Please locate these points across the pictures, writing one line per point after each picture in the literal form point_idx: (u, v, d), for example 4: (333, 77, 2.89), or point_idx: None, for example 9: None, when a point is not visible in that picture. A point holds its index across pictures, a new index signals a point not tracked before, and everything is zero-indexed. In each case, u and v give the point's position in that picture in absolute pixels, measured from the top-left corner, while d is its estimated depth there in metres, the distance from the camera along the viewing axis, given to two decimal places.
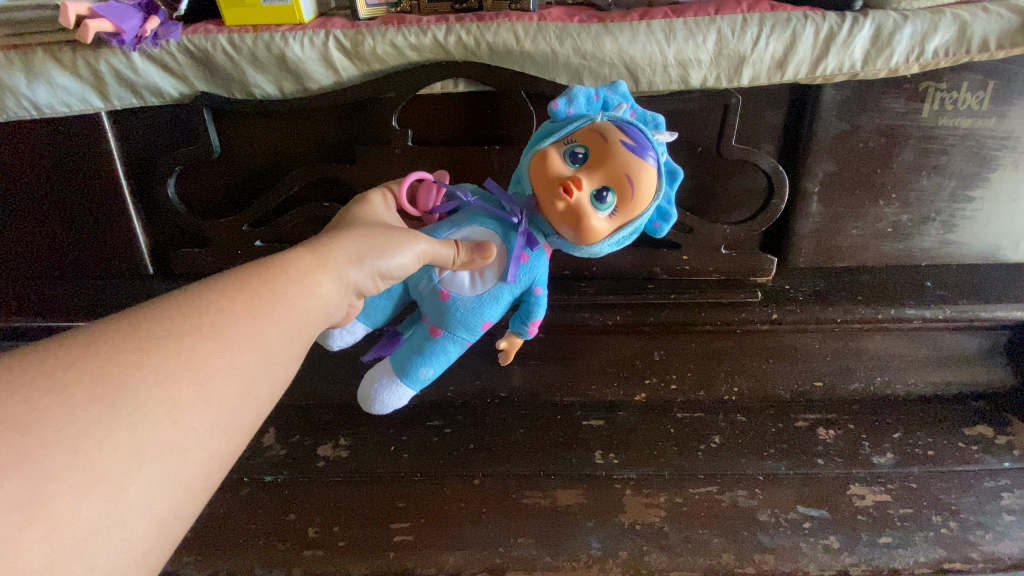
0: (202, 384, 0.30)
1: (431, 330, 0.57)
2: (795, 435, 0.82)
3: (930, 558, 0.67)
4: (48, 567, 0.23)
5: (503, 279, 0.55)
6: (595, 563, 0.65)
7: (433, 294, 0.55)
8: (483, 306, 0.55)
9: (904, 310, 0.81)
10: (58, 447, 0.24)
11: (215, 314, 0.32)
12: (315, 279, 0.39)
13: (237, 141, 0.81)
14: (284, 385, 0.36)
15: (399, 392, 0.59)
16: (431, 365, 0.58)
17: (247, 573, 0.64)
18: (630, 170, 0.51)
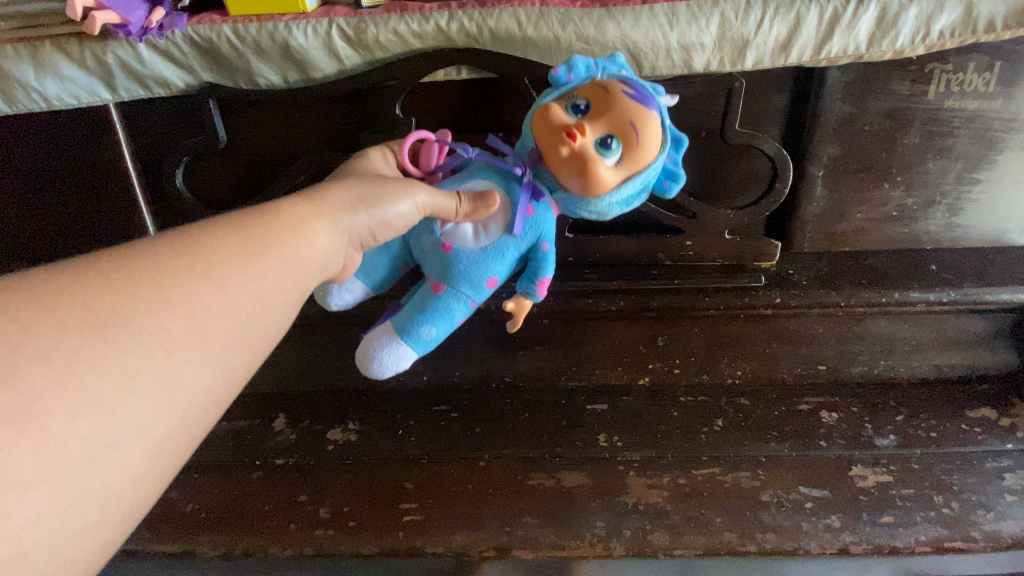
0: (196, 319, 0.33)
1: (433, 287, 0.58)
2: (798, 418, 0.83)
3: (931, 537, 0.68)
4: (45, 474, 0.27)
5: (509, 232, 0.56)
6: (599, 542, 0.66)
7: (435, 248, 0.56)
8: (486, 260, 0.56)
9: (908, 293, 0.81)
10: (50, 366, 0.27)
11: (211, 254, 0.35)
12: (311, 226, 0.41)
13: (244, 131, 0.82)
14: (279, 328, 0.39)
15: (399, 353, 0.58)
16: (432, 322, 0.57)
17: (262, 552, 0.66)
18: (633, 117, 0.52)
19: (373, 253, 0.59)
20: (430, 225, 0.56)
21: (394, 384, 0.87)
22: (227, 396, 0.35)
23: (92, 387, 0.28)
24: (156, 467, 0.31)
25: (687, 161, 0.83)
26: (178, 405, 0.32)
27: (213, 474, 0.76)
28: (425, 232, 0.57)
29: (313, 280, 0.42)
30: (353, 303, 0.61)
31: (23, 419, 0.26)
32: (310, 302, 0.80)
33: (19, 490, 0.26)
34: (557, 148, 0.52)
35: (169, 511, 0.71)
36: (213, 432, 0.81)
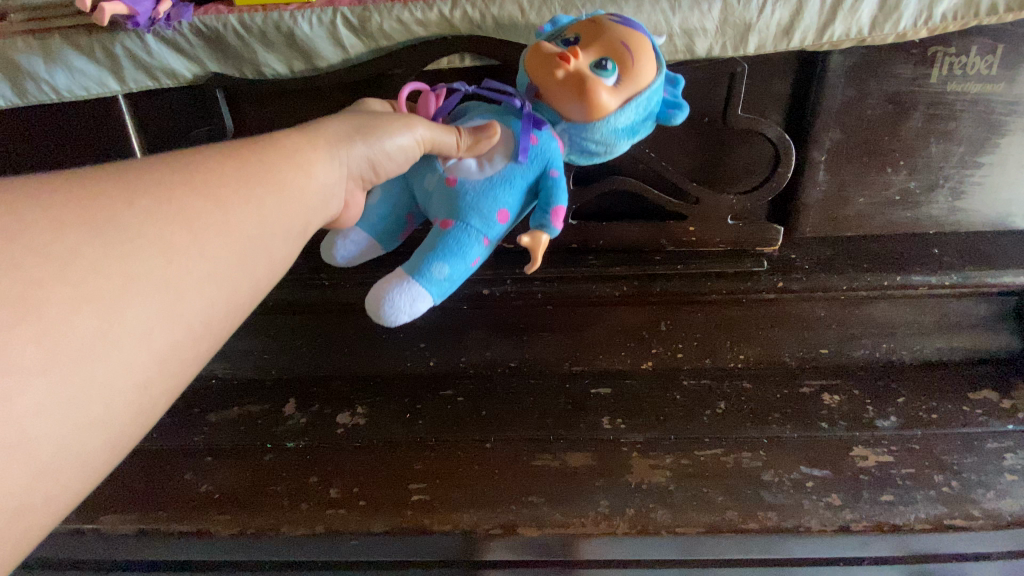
0: (198, 232, 0.36)
1: (441, 226, 0.53)
2: (800, 400, 0.84)
3: (932, 514, 0.68)
4: (57, 359, 0.29)
5: (514, 159, 0.53)
6: (603, 520, 0.67)
7: (440, 184, 0.53)
8: (494, 191, 0.52)
9: (910, 276, 0.81)
10: (52, 259, 0.30)
11: (209, 176, 0.38)
12: (307, 159, 0.44)
13: (252, 120, 0.83)
14: (279, 257, 0.42)
15: (410, 293, 0.50)
16: (443, 259, 0.51)
17: (272, 530, 0.68)
18: (625, 38, 0.51)
19: (376, 198, 0.58)
20: (432, 163, 0.54)
21: (402, 370, 0.90)
22: (228, 313, 0.38)
23: (97, 285, 0.31)
24: (160, 371, 0.34)
25: (690, 146, 0.84)
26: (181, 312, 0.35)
27: (226, 456, 0.78)
28: (428, 171, 0.55)
29: (313, 213, 0.45)
30: (360, 253, 0.60)
31: (29, 307, 0.28)
32: (318, 290, 0.82)
33: (30, 370, 0.28)
34: (552, 73, 0.51)
35: (183, 493, 0.73)
36: (227, 417, 0.84)
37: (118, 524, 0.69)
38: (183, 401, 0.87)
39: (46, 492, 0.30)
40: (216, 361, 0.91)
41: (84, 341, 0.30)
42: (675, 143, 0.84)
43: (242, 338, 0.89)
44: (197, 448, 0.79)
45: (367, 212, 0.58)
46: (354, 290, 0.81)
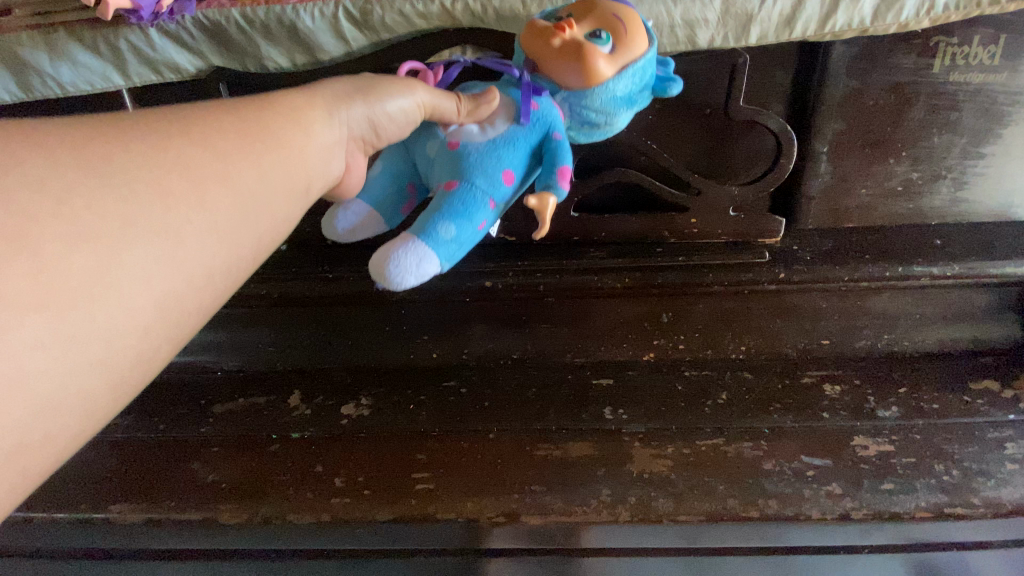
0: (196, 183, 0.33)
1: (447, 188, 0.50)
2: (801, 390, 0.84)
3: (931, 503, 0.68)
4: (44, 298, 0.27)
5: (516, 121, 0.52)
6: (605, 508, 0.68)
7: (443, 148, 0.52)
8: (498, 152, 0.51)
9: (912, 267, 0.81)
10: (44, 196, 0.28)
11: (206, 127, 0.35)
12: (309, 117, 0.41)
13: None
14: (281, 217, 0.39)
15: (419, 253, 0.46)
16: (452, 217, 0.48)
17: (279, 518, 0.69)
18: (618, 10, 0.51)
19: (377, 172, 0.57)
20: (432, 130, 0.53)
21: (405, 361, 0.90)
22: (232, 267, 0.36)
23: (91, 226, 0.29)
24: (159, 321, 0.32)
25: (692, 138, 0.84)
26: (179, 262, 0.32)
27: (232, 446, 0.79)
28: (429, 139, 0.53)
29: (315, 176, 0.42)
30: (359, 228, 0.56)
31: (21, 243, 0.27)
32: (322, 282, 0.82)
33: (17, 308, 0.26)
34: (549, 43, 0.50)
35: (190, 483, 0.74)
36: (232, 408, 0.85)
37: (128, 513, 0.70)
38: (189, 393, 0.88)
39: (42, 435, 0.29)
40: (221, 354, 0.92)
41: (76, 285, 0.28)
42: (676, 135, 0.84)
43: (247, 330, 0.90)
44: (204, 439, 0.80)
45: (367, 184, 0.56)
46: (358, 282, 0.82)
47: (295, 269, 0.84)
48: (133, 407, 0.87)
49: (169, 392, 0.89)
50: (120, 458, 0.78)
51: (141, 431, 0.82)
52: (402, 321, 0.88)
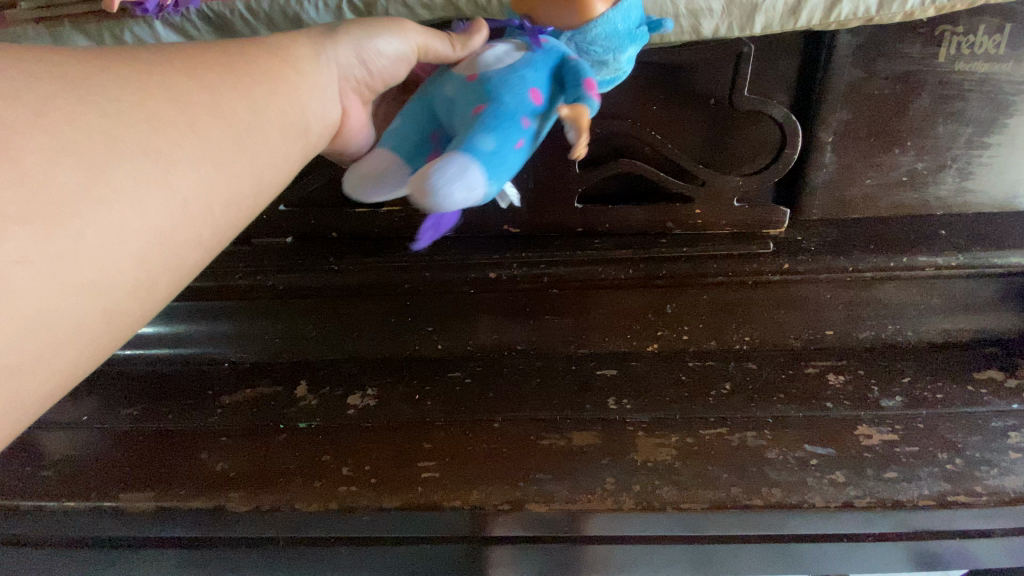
0: (192, 121, 0.38)
1: (472, 113, 0.42)
2: (805, 380, 0.84)
3: (935, 491, 0.68)
4: (53, 214, 0.32)
5: (531, 46, 0.45)
6: (609, 496, 0.68)
7: (459, 81, 0.44)
8: (523, 73, 0.43)
9: (916, 257, 0.82)
10: (48, 122, 0.33)
11: (203, 69, 0.40)
12: (302, 60, 0.44)
13: None
14: (279, 149, 0.43)
15: (459, 168, 0.37)
16: (488, 131, 0.40)
17: (287, 506, 0.69)
18: None
19: (402, 122, 0.46)
20: (445, 73, 0.46)
21: (411, 353, 0.91)
22: (231, 205, 0.40)
23: (74, 143, 0.33)
24: (163, 233, 0.36)
25: (696, 127, 0.84)
26: (174, 188, 0.36)
27: (239, 436, 0.79)
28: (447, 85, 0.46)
29: (314, 117, 0.45)
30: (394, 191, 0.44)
31: (22, 169, 0.31)
32: (328, 274, 0.83)
33: (25, 224, 0.31)
34: None
35: (198, 471, 0.75)
36: (240, 399, 0.86)
37: (137, 501, 0.71)
38: (197, 383, 0.89)
39: (56, 357, 0.34)
40: (229, 345, 0.93)
41: (67, 205, 0.32)
42: (682, 125, 0.85)
43: (254, 321, 0.91)
44: (212, 428, 0.81)
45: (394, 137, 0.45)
46: (364, 274, 0.83)
47: (300, 261, 0.85)
48: (142, 397, 0.88)
49: (178, 382, 0.90)
50: (130, 448, 0.79)
51: (151, 420, 0.84)
52: (407, 312, 0.89)
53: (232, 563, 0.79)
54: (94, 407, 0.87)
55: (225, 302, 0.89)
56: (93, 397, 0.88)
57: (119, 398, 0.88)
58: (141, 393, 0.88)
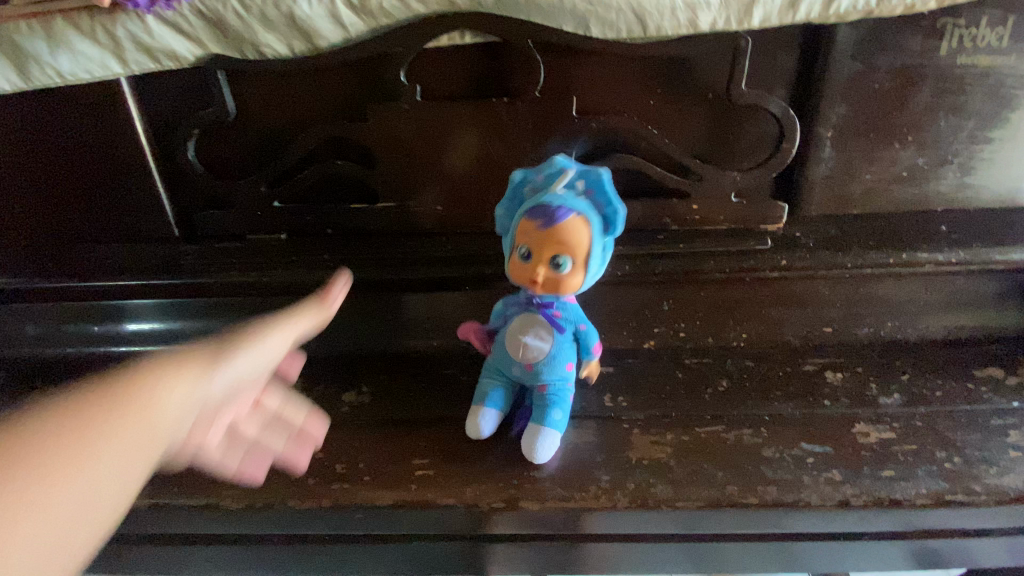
0: (29, 493, 0.30)
1: (539, 388, 0.75)
2: (803, 378, 0.83)
3: (932, 490, 0.68)
4: None
5: (560, 333, 0.75)
6: (604, 494, 0.68)
7: (524, 365, 0.74)
8: (563, 345, 0.75)
9: (915, 254, 0.81)
10: None
11: (40, 427, 0.33)
12: (161, 394, 0.40)
13: (256, 101, 0.86)
14: (134, 490, 0.37)
15: (551, 435, 0.72)
16: (559, 407, 0.73)
17: (281, 503, 0.69)
18: (562, 239, 0.69)
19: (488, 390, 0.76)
20: (512, 360, 0.76)
21: (406, 350, 0.91)
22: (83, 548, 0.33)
23: None
24: None
25: (694, 122, 0.85)
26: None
27: None
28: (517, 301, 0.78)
29: (170, 438, 0.40)
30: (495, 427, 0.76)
31: None
32: (326, 269, 0.87)
33: None
34: (535, 283, 0.71)
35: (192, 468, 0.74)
36: None
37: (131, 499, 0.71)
38: None
39: None
40: None
41: None
42: (679, 121, 0.85)
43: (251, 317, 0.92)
44: None
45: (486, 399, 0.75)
46: (362, 269, 0.86)
47: (297, 257, 0.89)
48: None
49: None
50: None
51: None
52: (403, 308, 0.89)
53: (225, 560, 0.78)
54: None
55: (224, 296, 0.91)
56: None
57: None
58: None
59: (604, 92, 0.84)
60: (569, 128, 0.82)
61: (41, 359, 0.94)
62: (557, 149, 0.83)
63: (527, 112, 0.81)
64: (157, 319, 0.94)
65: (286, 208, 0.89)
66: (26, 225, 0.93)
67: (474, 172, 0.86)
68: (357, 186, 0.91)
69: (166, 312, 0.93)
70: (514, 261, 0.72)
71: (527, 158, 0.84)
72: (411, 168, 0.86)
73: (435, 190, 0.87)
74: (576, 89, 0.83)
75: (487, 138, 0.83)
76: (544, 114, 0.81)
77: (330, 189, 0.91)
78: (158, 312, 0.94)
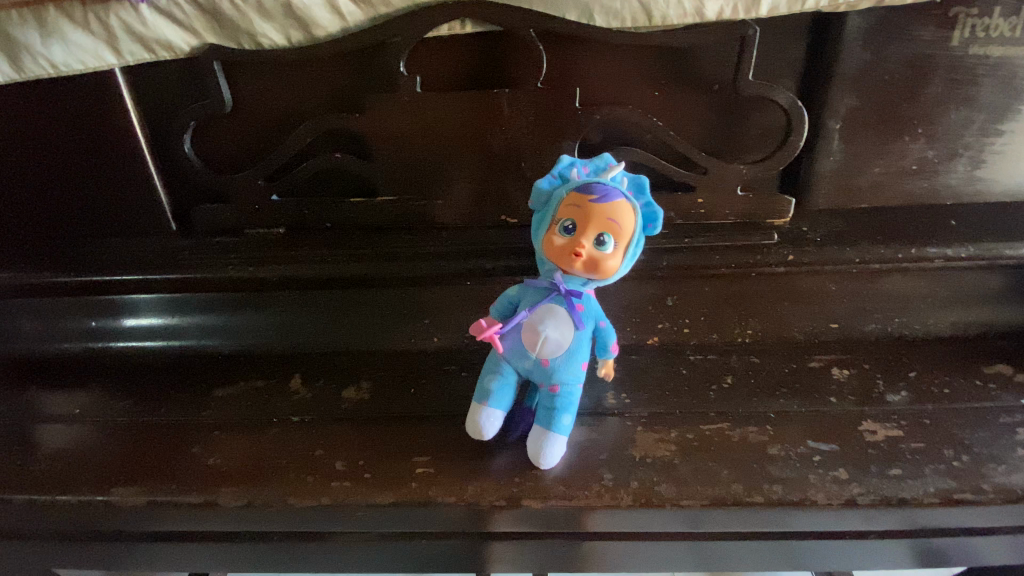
0: None
1: (551, 388, 0.72)
2: (808, 374, 0.82)
3: (940, 489, 0.67)
4: None
5: (577, 330, 0.72)
6: (607, 492, 0.67)
7: (539, 362, 0.72)
8: (580, 341, 0.72)
9: (925, 249, 0.80)
10: None
11: None
12: None
13: (254, 93, 0.85)
14: None
15: (559, 440, 0.70)
16: (569, 411, 0.71)
17: (280, 501, 0.68)
18: (611, 215, 0.68)
19: (494, 384, 0.73)
20: (527, 355, 0.72)
21: (406, 346, 0.89)
22: None
23: None
24: None
25: (700, 114, 0.84)
26: None
27: (232, 431, 0.78)
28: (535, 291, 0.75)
29: None
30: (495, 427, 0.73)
31: None
32: (322, 264, 0.83)
33: None
34: (573, 260, 0.68)
35: (189, 466, 0.74)
36: (233, 392, 0.84)
37: (129, 496, 0.71)
38: (190, 376, 0.88)
39: None
40: (223, 337, 0.91)
41: None
42: (685, 112, 0.84)
43: (248, 313, 0.90)
44: (204, 423, 0.80)
45: (491, 396, 0.73)
46: (358, 264, 0.83)
47: (291, 251, 0.86)
48: (136, 390, 0.87)
49: (171, 376, 0.89)
50: (122, 444, 0.78)
51: (144, 415, 0.83)
52: (403, 304, 0.88)
53: (224, 558, 0.78)
54: (88, 400, 0.86)
55: (218, 293, 0.88)
56: (87, 390, 0.87)
57: (112, 392, 0.87)
58: (133, 387, 0.87)
59: (608, 83, 0.82)
60: (572, 119, 0.80)
61: (39, 355, 0.94)
62: (560, 141, 0.81)
63: (529, 103, 0.79)
64: (154, 317, 0.92)
65: (283, 202, 0.87)
66: (24, 220, 0.92)
67: (475, 165, 0.84)
68: (355, 179, 0.90)
69: (163, 308, 0.91)
70: (553, 237, 0.69)
71: (527, 151, 0.82)
72: (411, 161, 0.84)
73: (436, 182, 0.86)
74: (579, 80, 0.82)
75: (488, 131, 0.82)
76: (547, 105, 0.79)
77: (332, 181, 0.90)
78: (154, 309, 0.92)
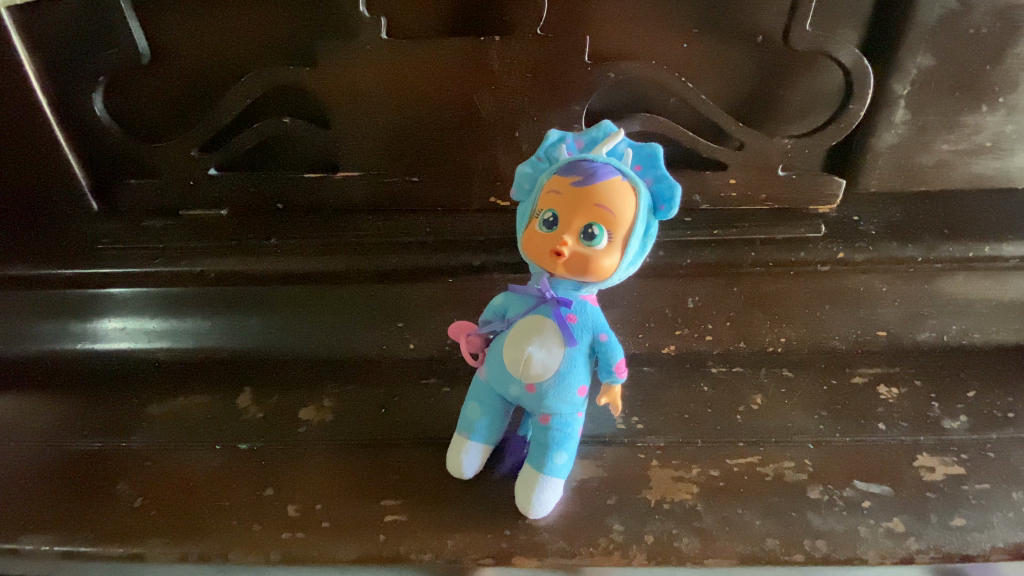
0: None
1: (541, 419, 0.59)
2: (849, 393, 0.70)
3: (1011, 544, 0.55)
4: None
5: (571, 349, 0.57)
6: (616, 549, 0.55)
7: (524, 390, 0.58)
8: (574, 361, 0.57)
9: (1000, 246, 0.66)
10: None
11: None
12: None
13: (178, 38, 0.67)
14: None
15: (552, 484, 0.57)
16: (564, 447, 0.58)
17: (218, 557, 0.56)
18: (602, 200, 0.53)
19: (477, 416, 0.61)
20: (509, 381, 0.58)
21: (377, 353, 0.75)
22: None
23: None
24: None
25: (738, 74, 0.68)
26: None
27: (168, 460, 0.66)
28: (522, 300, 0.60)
29: None
30: (482, 464, 0.62)
31: None
32: (270, 257, 0.68)
33: None
34: (555, 262, 0.54)
35: (114, 508, 0.61)
36: (171, 410, 0.71)
37: (37, 547, 0.58)
38: (121, 390, 0.74)
39: None
40: (157, 344, 0.76)
41: None
42: (718, 71, 0.68)
43: (186, 317, 0.75)
44: (135, 450, 0.67)
45: (472, 429, 0.61)
46: (314, 258, 0.68)
47: (233, 239, 0.71)
48: (56, 405, 0.73)
49: (99, 388, 0.74)
50: (35, 474, 0.65)
51: (63, 437, 0.69)
52: (371, 305, 0.73)
53: None
54: None
55: (149, 290, 0.73)
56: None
57: (27, 407, 0.73)
58: (53, 401, 0.73)
59: (624, 33, 0.65)
60: (579, 79, 0.63)
61: None
62: (563, 108, 0.65)
63: (525, 57, 0.63)
64: (73, 319, 0.76)
65: (225, 177, 0.71)
66: None
67: (459, 136, 0.68)
68: (312, 151, 0.74)
69: (83, 308, 0.75)
70: (533, 233, 0.56)
71: (524, 120, 0.66)
72: (379, 128, 0.68)
73: (412, 156, 0.70)
74: (588, 28, 0.65)
75: (474, 91, 0.65)
76: (547, 60, 0.63)
77: (282, 151, 0.74)
78: (73, 311, 0.76)
